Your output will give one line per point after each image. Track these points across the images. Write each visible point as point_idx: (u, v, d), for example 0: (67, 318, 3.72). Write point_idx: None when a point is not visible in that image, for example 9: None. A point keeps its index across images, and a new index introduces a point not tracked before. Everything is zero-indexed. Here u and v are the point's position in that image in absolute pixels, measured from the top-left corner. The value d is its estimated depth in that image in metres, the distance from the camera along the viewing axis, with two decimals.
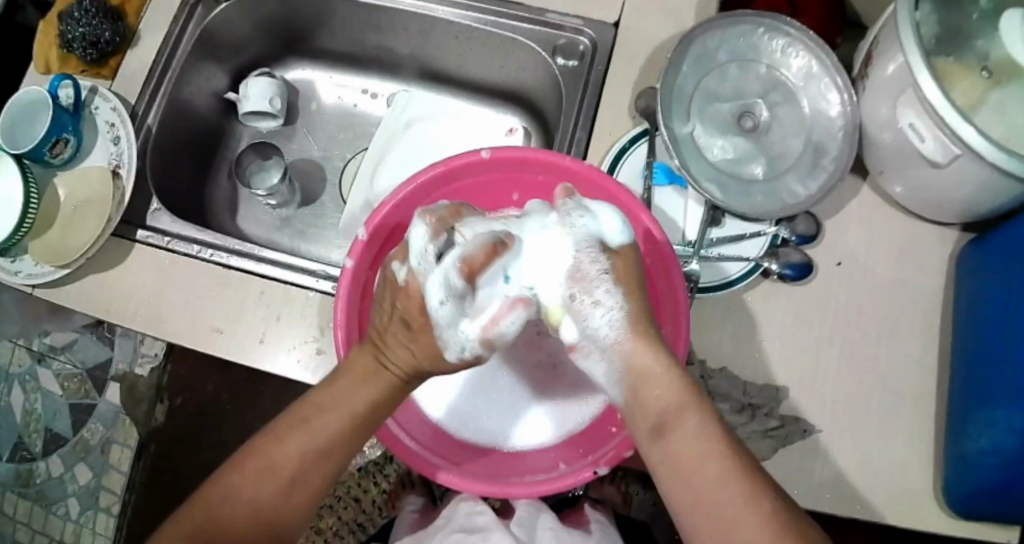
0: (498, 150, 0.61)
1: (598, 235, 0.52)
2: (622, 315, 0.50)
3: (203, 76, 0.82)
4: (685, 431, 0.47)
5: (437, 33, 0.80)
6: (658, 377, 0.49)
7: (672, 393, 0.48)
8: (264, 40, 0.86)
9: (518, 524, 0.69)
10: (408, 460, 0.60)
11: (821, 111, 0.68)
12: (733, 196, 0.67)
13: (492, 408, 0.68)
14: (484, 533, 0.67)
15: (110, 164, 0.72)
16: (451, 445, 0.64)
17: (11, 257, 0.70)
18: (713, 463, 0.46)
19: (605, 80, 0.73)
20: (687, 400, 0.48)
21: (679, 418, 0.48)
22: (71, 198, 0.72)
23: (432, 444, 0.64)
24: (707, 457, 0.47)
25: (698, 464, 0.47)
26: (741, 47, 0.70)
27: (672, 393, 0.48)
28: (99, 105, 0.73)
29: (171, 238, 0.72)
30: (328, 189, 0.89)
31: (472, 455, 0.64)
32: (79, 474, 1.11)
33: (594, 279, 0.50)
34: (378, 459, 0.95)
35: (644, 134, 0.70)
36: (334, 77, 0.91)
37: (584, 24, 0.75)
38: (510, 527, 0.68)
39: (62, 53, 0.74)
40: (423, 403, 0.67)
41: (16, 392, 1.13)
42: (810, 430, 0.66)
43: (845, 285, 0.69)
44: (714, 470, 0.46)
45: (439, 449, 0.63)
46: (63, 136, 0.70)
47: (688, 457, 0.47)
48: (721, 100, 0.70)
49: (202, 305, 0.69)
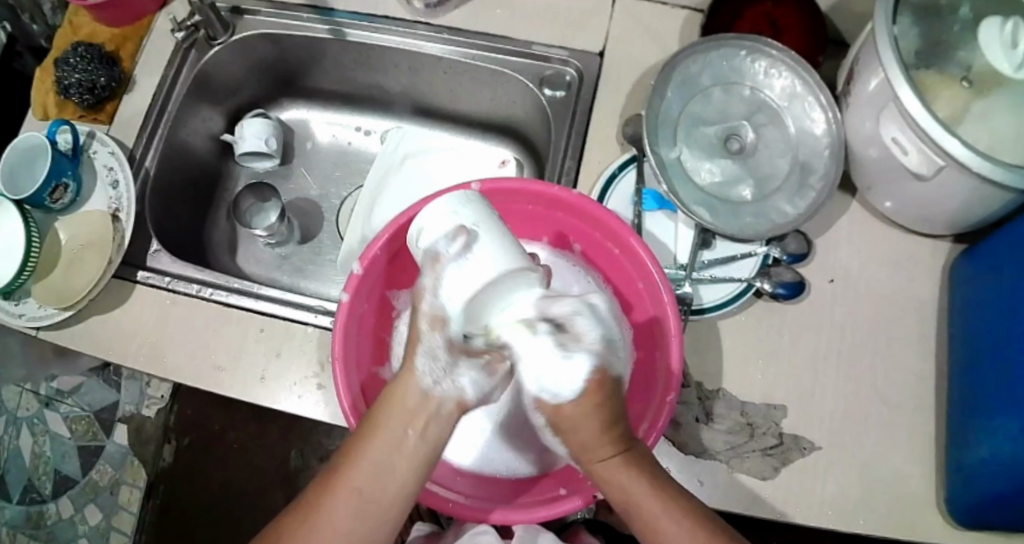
0: (489, 182, 0.62)
1: (569, 320, 0.49)
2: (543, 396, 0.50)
3: (200, 117, 0.83)
4: (633, 505, 0.52)
5: (427, 69, 0.81)
6: (620, 480, 0.52)
7: (628, 489, 0.52)
8: (259, 81, 0.87)
9: (519, 541, 0.69)
10: (438, 506, 0.61)
11: (806, 129, 0.69)
12: (723, 218, 0.68)
13: (503, 436, 0.68)
14: None
15: (109, 208, 0.74)
16: (485, 487, 0.65)
17: (14, 301, 0.71)
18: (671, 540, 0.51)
19: (592, 108, 0.74)
20: (642, 497, 0.52)
21: (631, 503, 0.52)
22: (72, 241, 0.73)
23: (464, 488, 0.64)
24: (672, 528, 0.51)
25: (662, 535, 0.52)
26: (724, 70, 0.71)
27: (635, 487, 0.52)
28: (98, 150, 0.75)
29: (171, 278, 0.73)
30: (326, 225, 0.89)
31: (473, 482, 0.65)
32: (89, 515, 1.11)
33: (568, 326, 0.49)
34: None
35: (633, 161, 0.71)
36: (327, 115, 0.91)
37: (570, 55, 0.76)
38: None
39: (60, 100, 0.76)
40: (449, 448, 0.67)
41: (24, 436, 1.13)
42: (809, 447, 0.65)
43: (838, 301, 0.69)
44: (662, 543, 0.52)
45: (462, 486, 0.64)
46: (62, 181, 0.71)
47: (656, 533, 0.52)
48: (707, 124, 0.71)
49: (204, 344, 0.71)
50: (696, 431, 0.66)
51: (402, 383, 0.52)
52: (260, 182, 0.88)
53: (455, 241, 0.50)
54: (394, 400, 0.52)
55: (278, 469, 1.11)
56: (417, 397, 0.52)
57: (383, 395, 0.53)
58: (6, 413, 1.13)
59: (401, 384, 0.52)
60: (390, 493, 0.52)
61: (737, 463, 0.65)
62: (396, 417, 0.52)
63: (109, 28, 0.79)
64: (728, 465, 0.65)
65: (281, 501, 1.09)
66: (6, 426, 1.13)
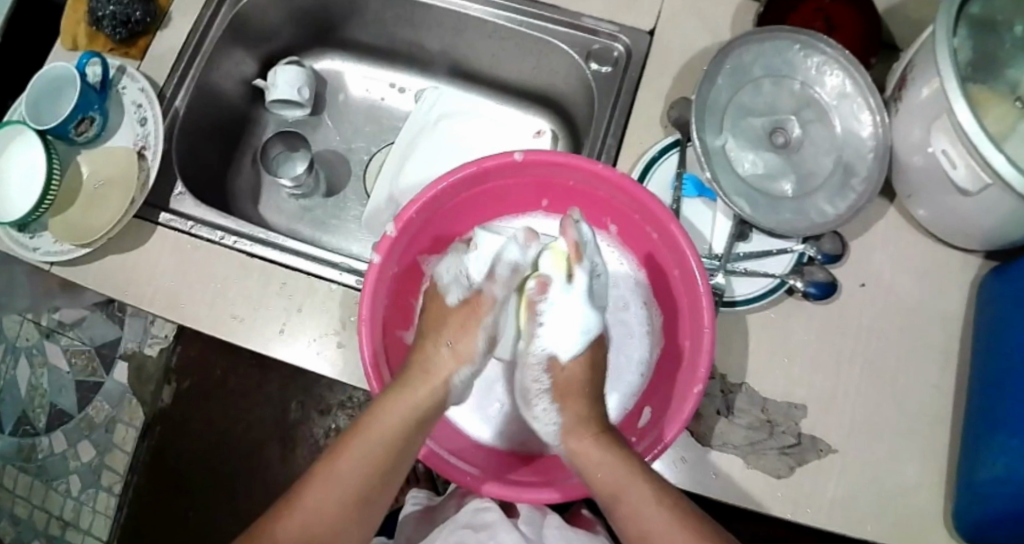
0: (531, 154, 0.61)
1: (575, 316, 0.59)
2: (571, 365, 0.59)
3: (233, 60, 0.80)
4: (619, 490, 0.52)
5: (471, 32, 0.79)
6: (612, 464, 0.53)
7: (621, 473, 0.53)
8: (296, 29, 0.84)
9: (525, 522, 0.68)
10: (451, 476, 0.59)
11: (853, 131, 0.68)
12: (762, 211, 0.67)
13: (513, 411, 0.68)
14: (491, 530, 0.66)
15: (135, 146, 0.72)
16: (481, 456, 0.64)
17: (28, 233, 0.70)
18: (659, 536, 0.51)
19: (638, 88, 0.73)
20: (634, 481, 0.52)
21: (623, 494, 0.52)
22: (93, 177, 0.71)
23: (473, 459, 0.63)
24: (657, 524, 0.51)
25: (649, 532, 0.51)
26: (776, 62, 0.70)
27: (623, 471, 0.53)
28: (127, 86, 0.72)
29: (193, 223, 0.72)
30: (353, 182, 0.87)
31: (489, 457, 0.64)
32: (83, 450, 1.11)
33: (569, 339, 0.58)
34: None
35: (676, 145, 0.70)
36: (364, 69, 0.89)
37: (619, 30, 0.74)
38: (518, 524, 0.67)
39: (91, 30, 0.73)
40: (459, 424, 0.67)
41: (22, 365, 1.13)
42: (827, 450, 0.65)
43: (868, 306, 0.68)
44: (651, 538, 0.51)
45: (476, 460, 0.63)
46: (88, 115, 0.70)
47: (641, 527, 0.51)
48: (754, 115, 0.70)
49: (222, 292, 0.69)
50: (718, 424, 0.65)
51: (416, 383, 0.57)
52: (290, 131, 0.86)
53: (526, 245, 0.60)
54: (403, 394, 0.56)
55: (277, 423, 1.10)
56: (428, 394, 0.57)
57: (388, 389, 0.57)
58: (6, 340, 1.13)
59: (429, 380, 0.57)
60: (390, 481, 0.56)
61: (754, 460, 0.64)
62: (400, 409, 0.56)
63: None
64: (744, 460, 0.64)
65: (277, 454, 1.08)
66: (4, 355, 1.13)
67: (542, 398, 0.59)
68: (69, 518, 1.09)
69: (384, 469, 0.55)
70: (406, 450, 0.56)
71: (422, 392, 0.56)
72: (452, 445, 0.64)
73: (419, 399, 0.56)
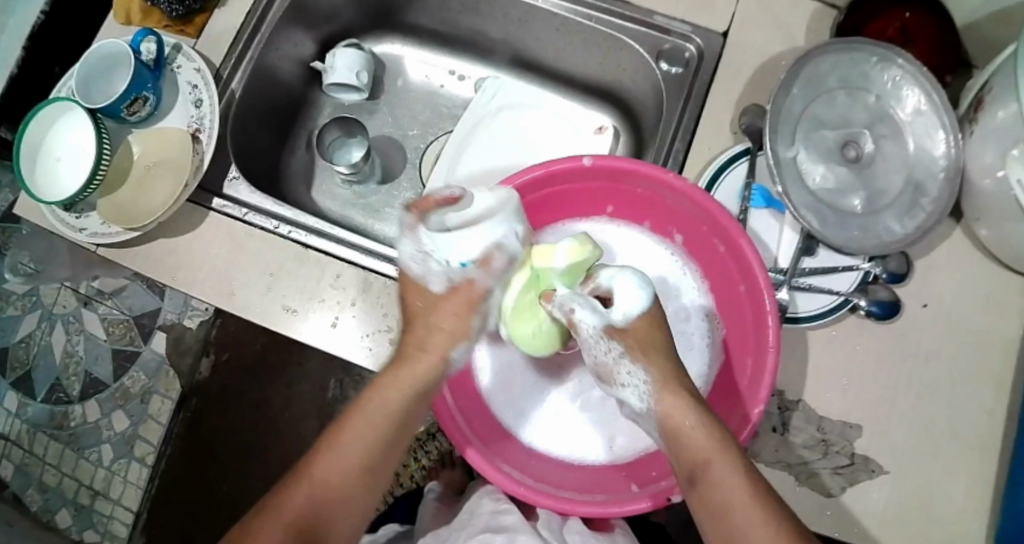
0: (600, 159, 0.59)
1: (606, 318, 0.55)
2: (647, 376, 0.55)
3: (291, 42, 0.78)
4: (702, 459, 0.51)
5: (536, 24, 0.77)
6: (696, 423, 0.52)
7: (703, 442, 0.52)
8: (357, 10, 0.81)
9: (545, 526, 0.67)
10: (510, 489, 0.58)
11: (926, 149, 0.67)
12: (832, 228, 0.66)
13: (560, 423, 0.67)
14: (510, 534, 0.66)
15: (190, 127, 0.70)
16: (542, 466, 0.64)
17: (75, 213, 0.68)
18: (739, 512, 0.49)
19: (707, 92, 0.71)
20: (718, 453, 0.51)
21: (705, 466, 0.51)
22: (144, 158, 0.69)
23: (524, 468, 0.62)
24: (736, 502, 0.50)
25: (731, 509, 0.50)
26: (852, 74, 0.68)
27: (705, 441, 0.51)
28: (182, 65, 0.70)
29: (249, 211, 0.70)
30: (408, 170, 0.85)
31: (542, 468, 0.63)
32: (116, 421, 1.10)
33: (618, 375, 0.57)
34: (421, 435, 1.04)
35: (745, 153, 0.69)
36: (422, 55, 0.87)
37: (692, 31, 0.72)
38: (538, 528, 0.67)
39: (145, 6, 0.71)
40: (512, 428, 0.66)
41: (58, 332, 1.12)
42: (878, 471, 0.65)
43: (927, 328, 0.68)
44: (734, 516, 0.50)
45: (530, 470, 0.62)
46: (142, 94, 0.67)
47: (724, 502, 0.50)
48: (828, 126, 0.69)
49: (276, 283, 0.68)
50: (771, 439, 0.65)
51: (411, 363, 0.57)
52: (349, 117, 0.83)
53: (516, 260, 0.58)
54: (401, 377, 0.56)
55: (317, 400, 1.10)
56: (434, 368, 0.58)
57: (386, 369, 0.57)
58: (43, 307, 1.12)
59: (420, 362, 0.57)
60: (387, 460, 0.56)
61: (806, 478, 0.64)
62: (402, 390, 0.56)
63: None
64: (796, 478, 0.64)
65: (314, 430, 1.09)
66: (40, 321, 1.12)
67: (622, 365, 0.56)
68: (99, 488, 1.09)
69: (388, 449, 0.56)
70: (404, 426, 0.57)
71: (427, 367, 0.57)
72: (509, 457, 0.62)
73: (422, 377, 0.57)
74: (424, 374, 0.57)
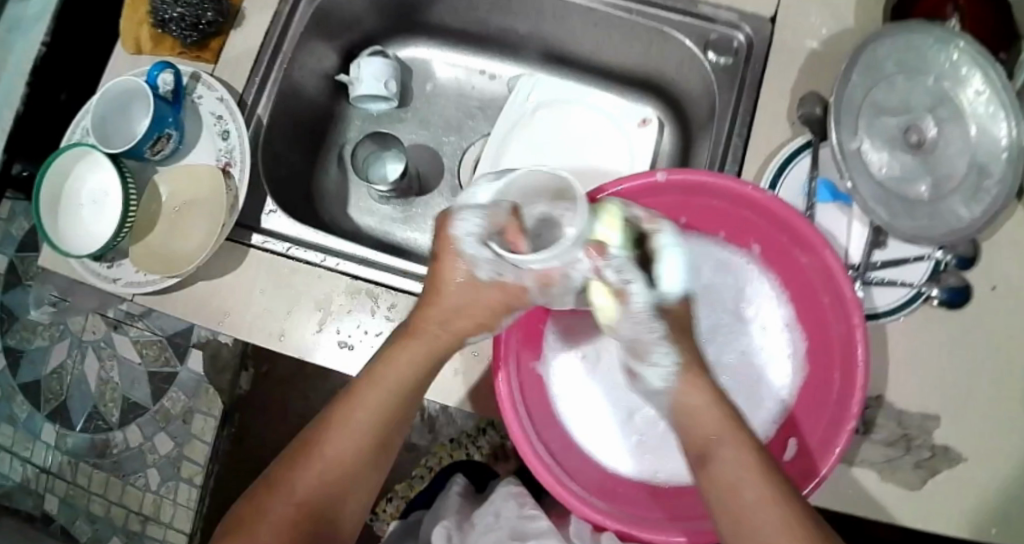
0: (675, 173, 0.59)
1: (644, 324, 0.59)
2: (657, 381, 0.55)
3: (314, 55, 0.74)
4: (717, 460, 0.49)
5: (569, 19, 0.74)
6: (709, 417, 0.51)
7: (724, 436, 0.50)
8: (379, 16, 0.79)
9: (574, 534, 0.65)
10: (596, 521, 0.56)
11: (988, 132, 0.65)
12: (902, 219, 0.64)
13: (642, 446, 0.62)
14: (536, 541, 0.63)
15: (219, 162, 0.67)
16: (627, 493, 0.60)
17: (107, 263, 0.65)
18: (756, 513, 0.46)
19: (761, 80, 0.68)
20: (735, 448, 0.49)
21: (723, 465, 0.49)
22: (173, 198, 0.66)
23: (607, 497, 0.59)
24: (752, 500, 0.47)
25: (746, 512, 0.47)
26: (914, 58, 0.66)
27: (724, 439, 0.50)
28: (203, 95, 0.68)
29: (290, 245, 0.67)
30: (445, 179, 0.82)
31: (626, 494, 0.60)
32: (160, 443, 1.05)
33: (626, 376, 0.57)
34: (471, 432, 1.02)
35: (807, 146, 0.66)
36: (450, 57, 0.84)
37: (741, 19, 0.70)
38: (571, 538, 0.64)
39: (156, 33, 0.68)
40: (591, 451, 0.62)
41: (90, 359, 1.07)
42: (957, 459, 0.64)
43: (1000, 311, 0.67)
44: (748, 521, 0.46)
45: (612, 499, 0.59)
46: (165, 132, 0.64)
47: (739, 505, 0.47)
48: (888, 113, 0.67)
49: (331, 320, 0.65)
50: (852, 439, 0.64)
51: (441, 325, 0.58)
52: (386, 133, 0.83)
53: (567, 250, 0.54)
54: (411, 350, 0.57)
55: None
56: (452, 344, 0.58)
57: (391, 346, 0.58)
58: (72, 335, 1.07)
59: (447, 331, 0.58)
60: (394, 428, 0.58)
61: (889, 474, 0.64)
62: (405, 358, 0.57)
63: None
64: (879, 474, 0.64)
65: None
66: (71, 349, 1.07)
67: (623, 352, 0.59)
68: (150, 512, 1.05)
69: (389, 424, 0.57)
70: (417, 393, 0.58)
71: (444, 340, 0.58)
72: (592, 488, 0.60)
73: (442, 346, 0.58)
74: (444, 345, 0.58)
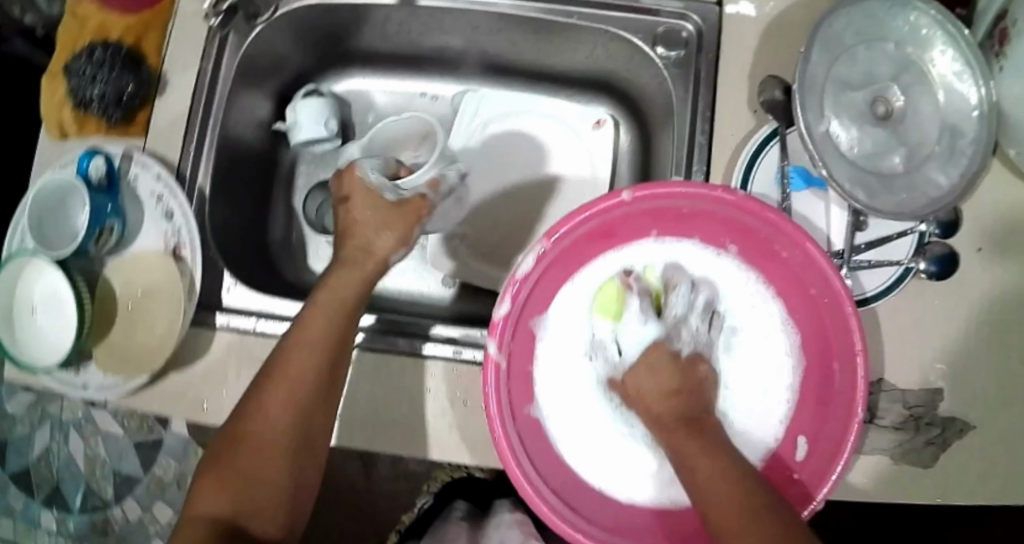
0: (642, 189, 0.55)
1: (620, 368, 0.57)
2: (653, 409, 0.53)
3: (245, 107, 0.71)
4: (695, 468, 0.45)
5: (506, 30, 0.71)
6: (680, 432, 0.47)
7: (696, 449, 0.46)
8: (305, 53, 0.75)
9: None
10: None
11: (957, 92, 0.62)
12: (880, 197, 0.61)
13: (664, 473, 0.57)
14: None
15: (168, 246, 0.64)
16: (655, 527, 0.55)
17: (72, 370, 0.62)
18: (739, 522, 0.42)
19: (717, 69, 0.65)
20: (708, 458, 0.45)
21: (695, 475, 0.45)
22: (129, 291, 0.63)
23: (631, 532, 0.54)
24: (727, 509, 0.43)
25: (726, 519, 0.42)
26: (869, 26, 0.64)
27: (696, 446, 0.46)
28: (139, 175, 0.64)
29: (257, 318, 0.63)
30: None
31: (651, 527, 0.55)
32: (159, 512, 1.03)
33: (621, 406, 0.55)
34: None
35: (774, 134, 0.63)
36: (388, 84, 0.80)
37: (686, 8, 0.66)
38: None
39: (79, 115, 0.65)
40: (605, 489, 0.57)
41: (74, 440, 1.04)
42: (965, 428, 0.63)
43: (988, 271, 0.65)
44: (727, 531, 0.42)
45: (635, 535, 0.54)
46: (107, 224, 0.62)
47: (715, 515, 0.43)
48: (853, 87, 0.64)
49: None
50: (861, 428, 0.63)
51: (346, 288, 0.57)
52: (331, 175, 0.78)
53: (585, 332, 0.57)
54: (322, 304, 0.56)
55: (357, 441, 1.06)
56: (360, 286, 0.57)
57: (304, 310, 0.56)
58: (50, 418, 1.04)
59: (349, 284, 0.57)
60: (321, 400, 0.54)
61: (902, 456, 0.63)
62: (314, 325, 0.55)
63: (122, 20, 0.67)
64: (892, 458, 0.63)
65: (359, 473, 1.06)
66: (52, 432, 1.04)
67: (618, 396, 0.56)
68: None
69: (312, 405, 0.54)
70: (336, 361, 0.55)
71: (348, 294, 0.57)
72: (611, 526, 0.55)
73: (349, 299, 0.57)
74: (348, 302, 0.57)
